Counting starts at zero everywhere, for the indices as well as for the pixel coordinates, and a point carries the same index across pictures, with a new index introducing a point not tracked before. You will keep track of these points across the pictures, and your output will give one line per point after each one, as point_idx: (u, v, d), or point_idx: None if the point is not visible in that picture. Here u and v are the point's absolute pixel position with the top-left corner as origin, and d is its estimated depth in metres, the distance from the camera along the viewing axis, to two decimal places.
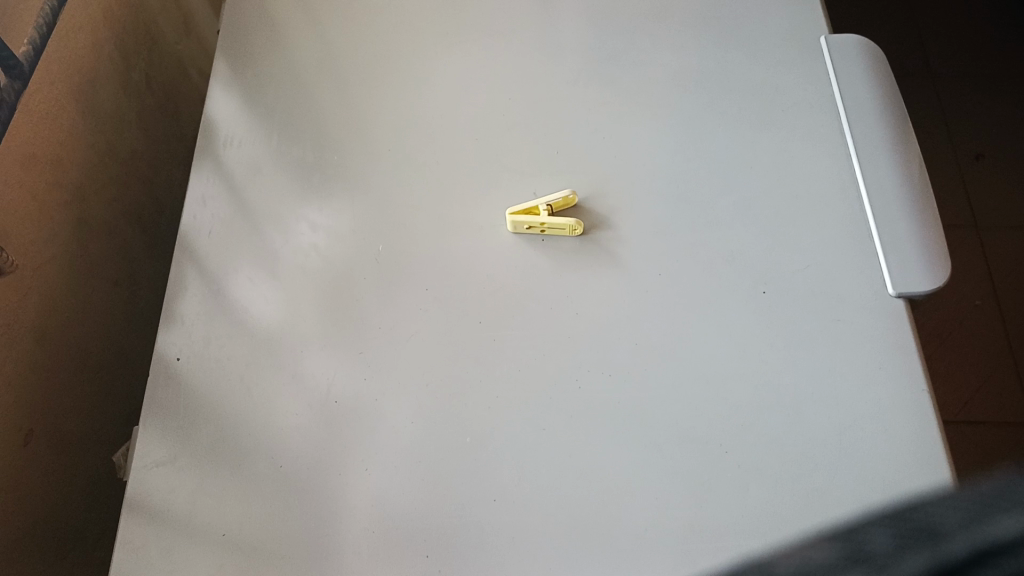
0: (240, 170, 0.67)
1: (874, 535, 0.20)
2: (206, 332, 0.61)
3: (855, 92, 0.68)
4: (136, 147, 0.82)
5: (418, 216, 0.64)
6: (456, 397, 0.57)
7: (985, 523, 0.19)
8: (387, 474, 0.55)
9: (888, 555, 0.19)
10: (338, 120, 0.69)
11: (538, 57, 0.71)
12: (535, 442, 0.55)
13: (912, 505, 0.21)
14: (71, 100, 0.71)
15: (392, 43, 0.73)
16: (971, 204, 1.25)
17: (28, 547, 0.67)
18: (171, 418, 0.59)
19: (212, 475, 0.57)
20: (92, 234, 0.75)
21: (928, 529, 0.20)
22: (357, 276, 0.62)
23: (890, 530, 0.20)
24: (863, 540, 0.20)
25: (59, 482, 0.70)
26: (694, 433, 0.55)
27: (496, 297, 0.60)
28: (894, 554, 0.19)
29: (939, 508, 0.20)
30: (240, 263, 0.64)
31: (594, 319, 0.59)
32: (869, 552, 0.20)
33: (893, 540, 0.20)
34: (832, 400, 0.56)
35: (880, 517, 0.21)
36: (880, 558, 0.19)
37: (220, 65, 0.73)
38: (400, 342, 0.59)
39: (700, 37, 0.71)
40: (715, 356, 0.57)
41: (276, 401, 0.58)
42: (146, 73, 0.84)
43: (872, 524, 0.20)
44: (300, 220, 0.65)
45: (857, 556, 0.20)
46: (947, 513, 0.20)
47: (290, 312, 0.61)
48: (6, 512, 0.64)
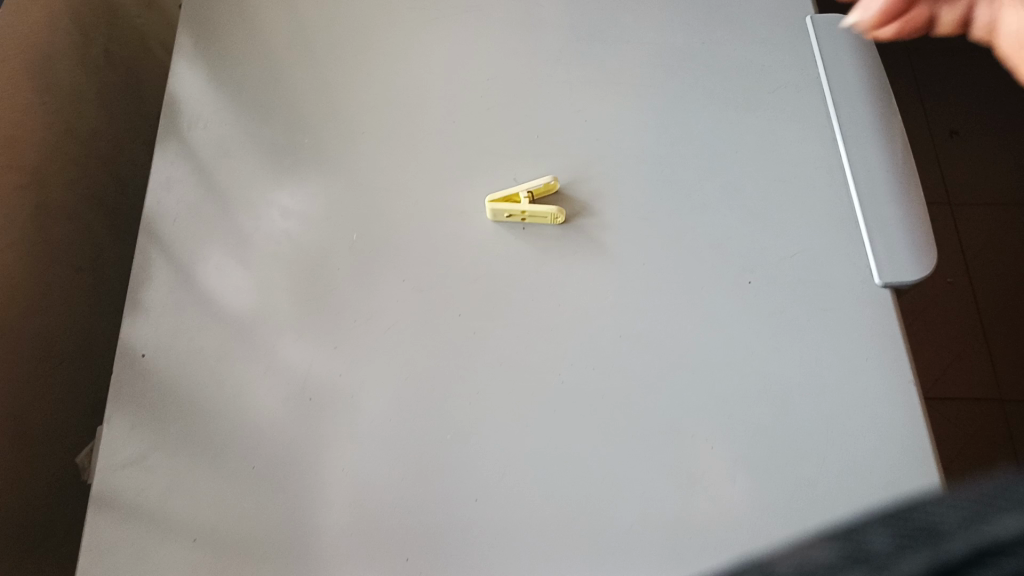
0: (207, 154, 0.65)
1: (873, 534, 0.17)
2: (175, 324, 0.59)
3: (842, 74, 0.67)
4: (97, 126, 0.79)
5: (395, 201, 0.62)
6: (436, 391, 0.56)
7: (984, 521, 0.16)
8: (365, 474, 0.54)
9: (886, 556, 0.16)
10: (311, 101, 0.66)
11: (519, 35, 0.68)
12: (517, 438, 0.54)
13: (911, 504, 0.17)
14: (25, 77, 0.67)
15: (366, 19, 0.70)
16: (945, 181, 1.26)
17: None
18: (137, 417, 0.56)
19: (183, 474, 0.55)
20: (52, 219, 0.71)
21: (925, 527, 0.17)
22: (332, 265, 0.60)
23: (887, 529, 0.17)
24: (862, 540, 0.17)
25: (19, 476, 0.68)
26: (680, 425, 0.54)
27: (478, 287, 0.59)
28: (893, 554, 0.16)
29: (936, 507, 0.17)
30: (209, 251, 0.61)
31: (577, 310, 0.58)
32: (867, 551, 0.16)
33: (891, 539, 0.17)
34: (819, 392, 0.55)
35: (881, 515, 0.17)
36: (879, 558, 0.16)
37: (185, 41, 0.69)
38: (377, 334, 0.58)
39: (686, 14, 0.69)
40: (701, 345, 0.56)
41: (249, 396, 0.56)
42: (106, 48, 0.80)
43: (870, 523, 0.17)
44: (272, 207, 0.62)
45: (856, 555, 0.16)
46: (947, 512, 0.17)
47: (263, 302, 0.59)
48: None
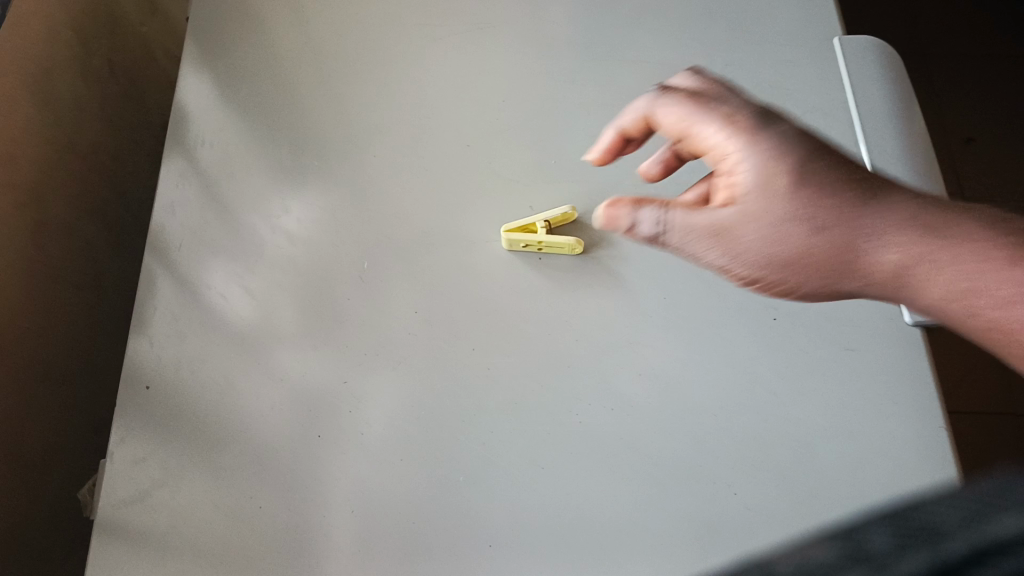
0: (212, 176, 0.63)
1: (871, 533, 0.14)
2: (177, 354, 0.57)
3: (867, 101, 0.65)
4: (99, 139, 0.77)
5: (407, 229, 0.60)
6: (448, 430, 0.54)
7: (983, 520, 0.14)
8: (373, 517, 0.52)
9: (886, 554, 0.14)
10: (320, 120, 0.64)
11: (534, 53, 0.66)
12: (532, 482, 0.52)
13: (913, 501, 0.15)
14: (24, 92, 0.65)
15: (376, 35, 0.68)
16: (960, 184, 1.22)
17: None
18: (138, 453, 0.54)
19: (186, 514, 0.53)
20: (52, 237, 0.69)
21: (926, 526, 0.14)
22: (340, 295, 0.58)
23: (888, 527, 0.14)
24: (859, 537, 0.15)
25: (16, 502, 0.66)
26: (699, 471, 0.52)
27: (491, 320, 0.56)
28: (894, 554, 0.14)
29: (937, 507, 0.15)
30: (214, 278, 0.59)
31: (595, 347, 0.56)
32: (867, 551, 0.14)
33: (892, 538, 0.14)
34: (846, 436, 0.54)
35: (884, 518, 0.15)
36: (880, 557, 0.14)
37: (189, 57, 0.67)
38: (387, 367, 0.55)
39: (707, 34, 0.67)
40: (721, 385, 0.55)
41: (254, 432, 0.54)
42: (108, 57, 0.78)
43: (867, 520, 0.15)
44: (278, 233, 0.60)
45: (856, 554, 0.14)
46: (946, 511, 0.14)
47: (269, 333, 0.57)
48: None
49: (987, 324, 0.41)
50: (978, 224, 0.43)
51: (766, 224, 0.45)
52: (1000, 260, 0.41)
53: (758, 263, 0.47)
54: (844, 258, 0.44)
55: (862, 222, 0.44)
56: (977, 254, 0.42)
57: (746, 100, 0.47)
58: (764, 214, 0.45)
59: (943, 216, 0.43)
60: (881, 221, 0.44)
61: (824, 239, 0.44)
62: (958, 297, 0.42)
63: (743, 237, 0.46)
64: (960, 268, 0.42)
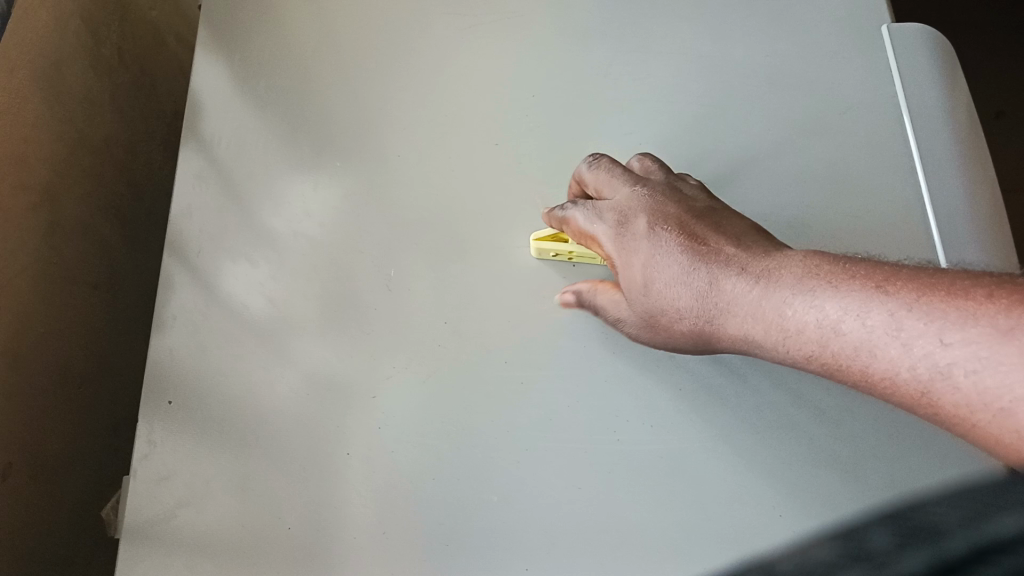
0: (232, 177, 0.60)
1: (875, 536, 0.25)
2: (200, 367, 0.55)
3: (917, 94, 0.62)
4: (112, 132, 0.74)
5: (435, 234, 0.57)
6: (481, 447, 0.52)
7: (972, 529, 0.24)
8: (405, 538, 0.50)
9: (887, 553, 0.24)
10: (341, 118, 0.62)
11: (565, 45, 0.63)
12: (569, 503, 0.50)
13: (909, 511, 0.27)
14: (32, 88, 0.63)
15: (399, 26, 0.65)
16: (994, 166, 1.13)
17: None
18: (162, 471, 0.53)
19: (214, 533, 0.51)
20: (66, 237, 0.67)
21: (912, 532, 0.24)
22: (366, 305, 0.56)
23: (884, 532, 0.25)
24: (865, 539, 0.25)
25: (41, 510, 0.64)
26: (743, 491, 0.51)
27: (524, 333, 0.54)
28: (895, 555, 0.23)
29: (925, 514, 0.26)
30: (235, 285, 0.57)
31: (632, 361, 0.53)
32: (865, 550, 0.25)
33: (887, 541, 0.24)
34: (891, 455, 0.52)
35: (883, 517, 0.27)
36: (879, 556, 0.24)
37: (203, 50, 0.65)
38: (416, 380, 0.53)
39: (747, 23, 0.64)
40: (766, 401, 0.53)
41: (282, 448, 0.53)
42: (118, 46, 0.75)
43: (874, 526, 0.26)
44: (300, 238, 0.58)
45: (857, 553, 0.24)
46: (938, 518, 0.25)
47: (293, 344, 0.55)
48: None
49: (835, 369, 0.42)
50: (790, 280, 0.43)
51: (639, 313, 0.50)
52: (792, 327, 0.43)
53: (654, 344, 0.51)
54: (701, 335, 0.48)
55: (708, 301, 0.46)
56: (774, 319, 0.43)
57: (623, 197, 0.51)
58: (638, 305, 0.49)
59: (774, 272, 0.44)
60: (724, 293, 0.46)
61: (680, 323, 0.48)
62: (794, 350, 0.43)
63: (632, 322, 0.51)
64: (777, 334, 0.44)
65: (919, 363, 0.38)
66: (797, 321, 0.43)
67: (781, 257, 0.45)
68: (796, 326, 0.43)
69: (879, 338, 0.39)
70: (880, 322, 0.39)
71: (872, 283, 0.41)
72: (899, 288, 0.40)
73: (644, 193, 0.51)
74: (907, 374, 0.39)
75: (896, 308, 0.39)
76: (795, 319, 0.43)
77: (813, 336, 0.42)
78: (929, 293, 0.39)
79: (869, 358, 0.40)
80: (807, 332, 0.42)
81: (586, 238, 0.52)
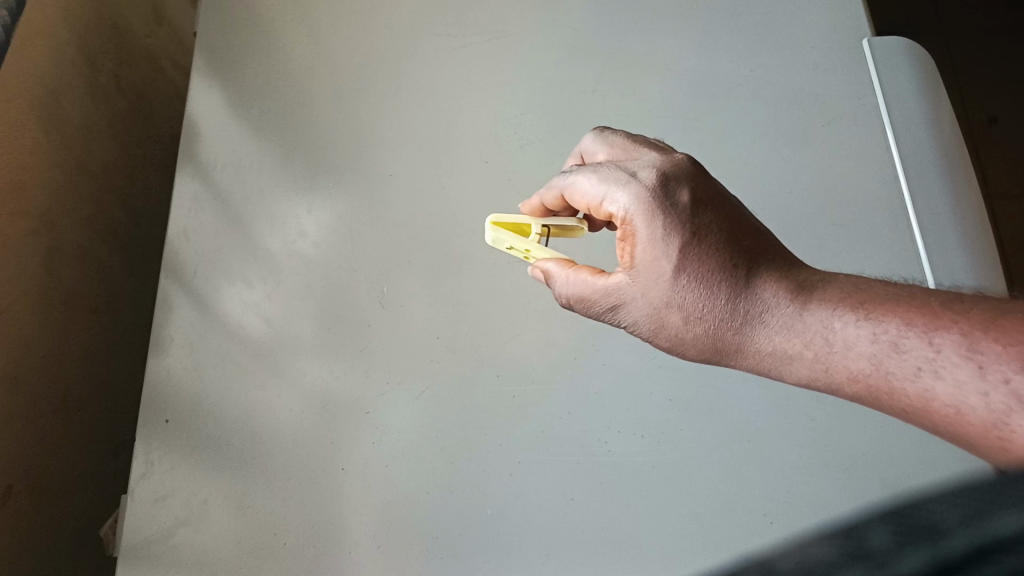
0: (229, 198, 0.62)
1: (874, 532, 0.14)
2: (198, 386, 0.56)
3: (900, 103, 0.63)
4: (110, 157, 0.75)
5: (426, 251, 0.58)
6: (476, 461, 0.52)
7: (983, 519, 0.14)
8: (400, 550, 0.51)
9: (888, 553, 0.14)
10: (334, 138, 0.63)
11: (554, 62, 0.64)
12: (563, 514, 0.51)
13: (914, 501, 0.15)
14: (33, 116, 0.64)
15: (390, 47, 0.66)
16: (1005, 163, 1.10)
17: None
18: (162, 485, 0.54)
19: (210, 551, 0.52)
20: (64, 260, 0.68)
21: (927, 525, 0.14)
22: (360, 321, 0.57)
23: (889, 528, 0.14)
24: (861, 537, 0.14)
25: (54, 530, 0.65)
26: (736, 501, 0.51)
27: (516, 346, 0.55)
28: (895, 553, 0.14)
29: (939, 506, 0.14)
30: (232, 305, 0.58)
31: (624, 373, 0.54)
32: (868, 549, 0.14)
33: (893, 537, 0.14)
34: (884, 461, 0.52)
35: (884, 515, 0.15)
36: (881, 556, 0.14)
37: (199, 75, 0.66)
38: (411, 396, 0.54)
39: (733, 38, 0.65)
40: (755, 408, 0.53)
41: (278, 466, 0.54)
42: (115, 73, 0.77)
43: (871, 521, 0.14)
44: (294, 256, 0.59)
45: (857, 552, 0.14)
46: (946, 510, 0.14)
47: (289, 356, 0.56)
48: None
49: (881, 384, 0.38)
50: (838, 296, 0.40)
51: (646, 303, 0.44)
52: (841, 338, 0.39)
53: (651, 334, 0.45)
54: (715, 339, 0.42)
55: (742, 306, 0.41)
56: (821, 334, 0.39)
57: (659, 163, 0.45)
58: (653, 296, 0.43)
59: (830, 287, 0.41)
60: (762, 301, 0.41)
61: (696, 323, 0.42)
62: (836, 369, 0.39)
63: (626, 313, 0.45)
64: (817, 349, 0.39)
65: (993, 392, 0.34)
66: (851, 342, 0.38)
67: (832, 273, 0.42)
68: (849, 345, 0.38)
69: (946, 360, 0.36)
70: (950, 343, 0.36)
71: (937, 307, 0.37)
72: (972, 312, 0.36)
73: (680, 169, 0.44)
74: (977, 403, 0.34)
75: (967, 329, 0.36)
76: (852, 339, 0.38)
77: (865, 358, 0.38)
78: (1000, 317, 0.35)
79: (935, 394, 0.36)
80: (856, 349, 0.38)
81: (599, 202, 0.45)
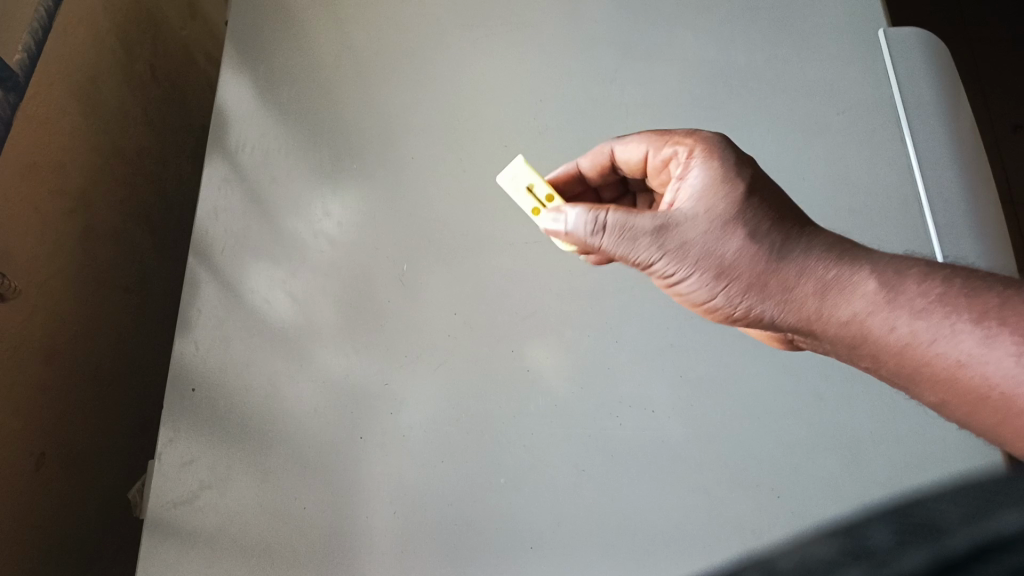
0: (256, 178, 0.64)
1: None
2: (224, 358, 0.58)
3: (915, 94, 0.64)
4: (144, 143, 0.78)
5: (446, 231, 0.60)
6: (491, 434, 0.54)
7: None
8: (416, 518, 0.53)
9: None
10: (359, 123, 0.65)
11: (573, 52, 0.66)
12: (574, 487, 0.52)
13: None
14: (72, 101, 0.67)
15: (415, 37, 0.68)
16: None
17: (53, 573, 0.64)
18: (189, 450, 0.56)
19: (232, 514, 0.54)
20: (99, 241, 0.70)
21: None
22: (380, 298, 0.58)
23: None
24: None
25: (91, 500, 0.68)
26: (745, 475, 0.52)
27: (531, 323, 0.56)
28: None
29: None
30: (257, 282, 0.60)
31: (637, 351, 0.55)
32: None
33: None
34: (890, 441, 0.53)
35: None
36: None
37: (231, 61, 0.69)
38: (428, 370, 0.56)
39: (750, 29, 0.66)
40: (764, 386, 0.54)
41: (299, 435, 0.55)
42: (151, 64, 0.79)
43: None
44: (318, 234, 0.61)
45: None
46: None
47: (312, 329, 0.58)
48: (33, 540, 0.61)
49: (935, 320, 0.38)
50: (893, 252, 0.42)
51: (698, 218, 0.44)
52: (903, 273, 0.39)
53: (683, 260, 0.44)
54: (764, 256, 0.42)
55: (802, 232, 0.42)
56: (856, 285, 0.40)
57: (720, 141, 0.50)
58: (705, 208, 0.43)
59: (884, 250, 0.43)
60: (822, 236, 0.42)
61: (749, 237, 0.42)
62: (891, 298, 0.39)
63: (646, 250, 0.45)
64: (849, 299, 0.40)
65: None
66: (886, 296, 0.39)
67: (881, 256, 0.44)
68: (885, 298, 0.39)
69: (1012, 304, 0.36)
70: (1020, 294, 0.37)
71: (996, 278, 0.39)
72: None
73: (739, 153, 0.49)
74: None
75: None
76: (887, 293, 0.39)
77: (896, 312, 0.39)
78: None
79: (962, 359, 0.36)
80: (919, 282, 0.39)
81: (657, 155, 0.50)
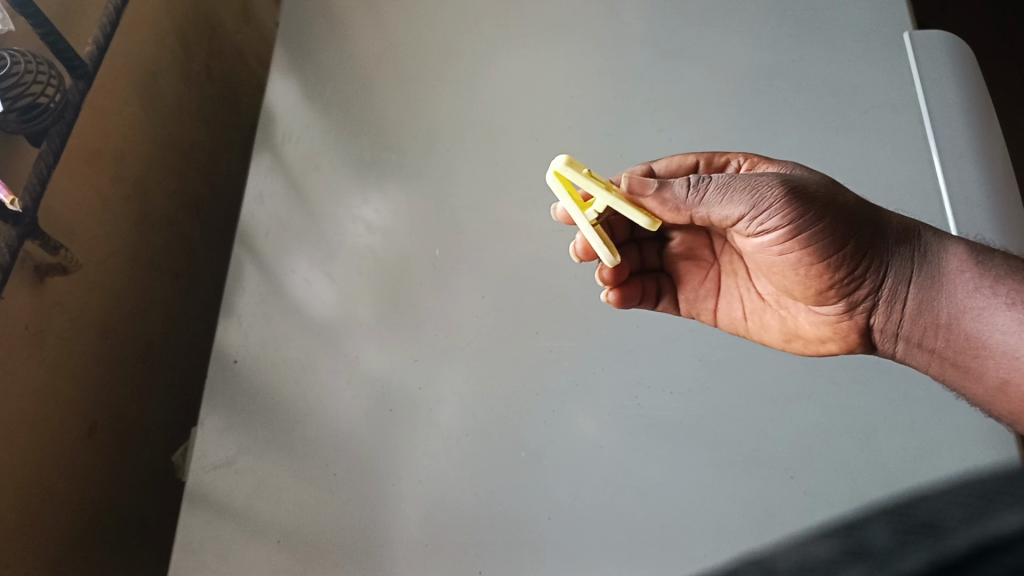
0: (299, 167, 0.68)
1: (873, 528, 0.12)
2: (264, 334, 0.62)
3: (939, 94, 0.65)
4: (198, 139, 0.82)
5: (476, 219, 0.63)
6: (512, 410, 0.56)
7: (986, 517, 0.12)
8: (439, 484, 0.55)
9: (888, 552, 0.12)
10: (398, 117, 0.68)
11: (604, 51, 0.68)
12: (592, 461, 0.54)
13: (914, 498, 0.13)
14: (135, 95, 0.72)
15: (455, 37, 0.71)
16: None
17: (109, 537, 0.67)
18: (231, 416, 0.60)
19: (267, 478, 0.57)
20: (152, 227, 0.75)
21: (926, 519, 0.12)
22: (410, 279, 0.61)
23: (887, 522, 0.12)
24: (859, 532, 0.13)
25: (142, 467, 0.71)
26: (759, 455, 0.53)
27: (553, 306, 0.59)
28: (896, 552, 0.12)
29: (938, 503, 0.12)
30: (297, 265, 0.64)
31: (656, 336, 0.57)
32: (868, 548, 0.12)
33: (893, 535, 0.12)
34: (905, 426, 0.54)
35: (887, 509, 0.13)
36: (880, 555, 0.12)
37: (281, 60, 0.73)
38: (455, 349, 0.58)
39: (776, 32, 0.68)
40: (780, 372, 0.55)
41: (331, 406, 0.58)
42: (207, 64, 0.85)
43: (872, 513, 0.13)
44: (356, 220, 0.65)
45: (854, 551, 0.12)
46: (948, 506, 0.12)
47: (346, 305, 0.61)
48: (88, 502, 0.65)
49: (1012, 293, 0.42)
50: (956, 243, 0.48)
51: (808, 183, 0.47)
52: (981, 253, 0.45)
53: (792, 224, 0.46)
54: (863, 228, 0.46)
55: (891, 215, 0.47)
56: (943, 256, 0.46)
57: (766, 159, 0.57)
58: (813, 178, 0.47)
59: None
60: (906, 220, 0.47)
61: (853, 208, 0.46)
62: (974, 273, 0.44)
63: (767, 197, 0.45)
64: (935, 269, 0.46)
65: None
66: (970, 268, 0.45)
67: None
68: (969, 268, 0.45)
69: None
70: None
71: None
72: None
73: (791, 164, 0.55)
74: None
75: None
76: (971, 265, 0.45)
77: (978, 282, 0.44)
78: None
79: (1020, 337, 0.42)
80: (998, 259, 0.44)
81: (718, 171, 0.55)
